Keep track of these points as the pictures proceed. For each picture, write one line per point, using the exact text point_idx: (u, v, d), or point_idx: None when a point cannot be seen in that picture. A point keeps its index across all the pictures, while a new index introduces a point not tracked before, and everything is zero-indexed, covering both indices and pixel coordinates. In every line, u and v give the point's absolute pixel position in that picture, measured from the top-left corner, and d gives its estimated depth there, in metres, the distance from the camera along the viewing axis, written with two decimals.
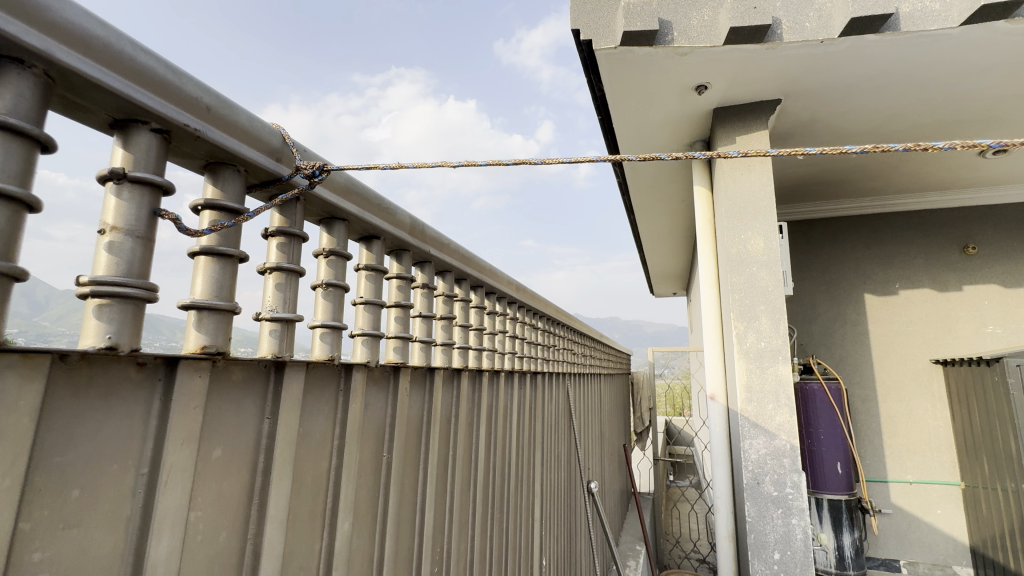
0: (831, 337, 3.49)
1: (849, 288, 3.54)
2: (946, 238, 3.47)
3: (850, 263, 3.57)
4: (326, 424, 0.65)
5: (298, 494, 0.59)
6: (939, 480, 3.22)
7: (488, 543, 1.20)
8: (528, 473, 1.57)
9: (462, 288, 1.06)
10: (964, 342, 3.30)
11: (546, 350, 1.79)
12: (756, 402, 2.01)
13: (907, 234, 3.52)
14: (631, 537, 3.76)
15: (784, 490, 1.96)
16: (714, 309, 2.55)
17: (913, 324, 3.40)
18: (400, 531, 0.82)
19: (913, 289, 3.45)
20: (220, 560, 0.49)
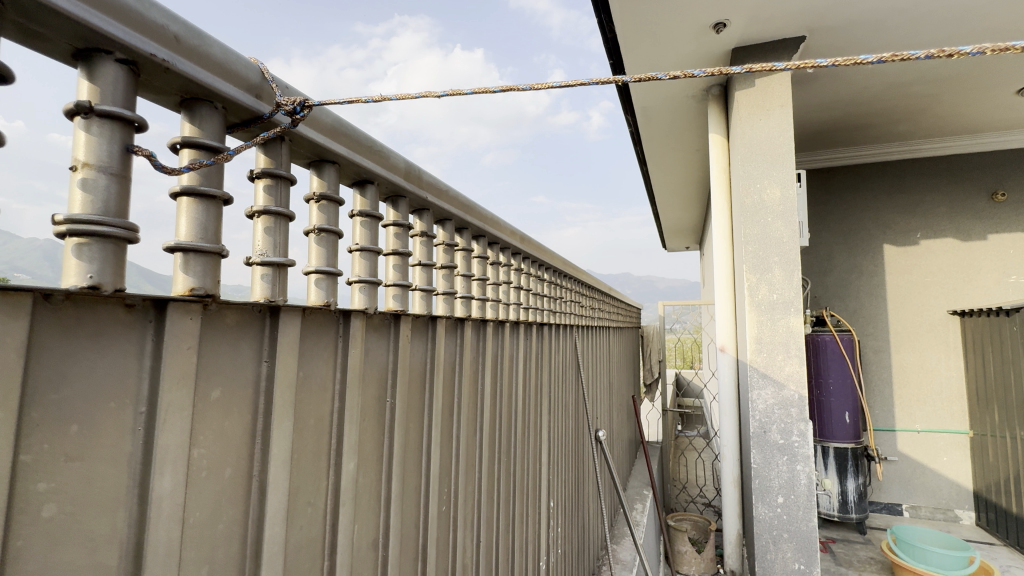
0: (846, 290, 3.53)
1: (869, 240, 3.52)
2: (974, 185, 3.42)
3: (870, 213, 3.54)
4: (326, 368, 0.65)
5: (300, 434, 0.61)
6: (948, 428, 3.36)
7: (495, 486, 1.24)
8: (535, 421, 1.60)
9: (464, 238, 1.04)
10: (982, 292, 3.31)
11: (553, 302, 1.79)
12: (766, 352, 2.01)
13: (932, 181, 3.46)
14: (638, 482, 3.92)
15: (790, 438, 1.99)
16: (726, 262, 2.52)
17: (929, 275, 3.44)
18: (407, 472, 0.85)
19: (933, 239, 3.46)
20: (228, 493, 0.51)
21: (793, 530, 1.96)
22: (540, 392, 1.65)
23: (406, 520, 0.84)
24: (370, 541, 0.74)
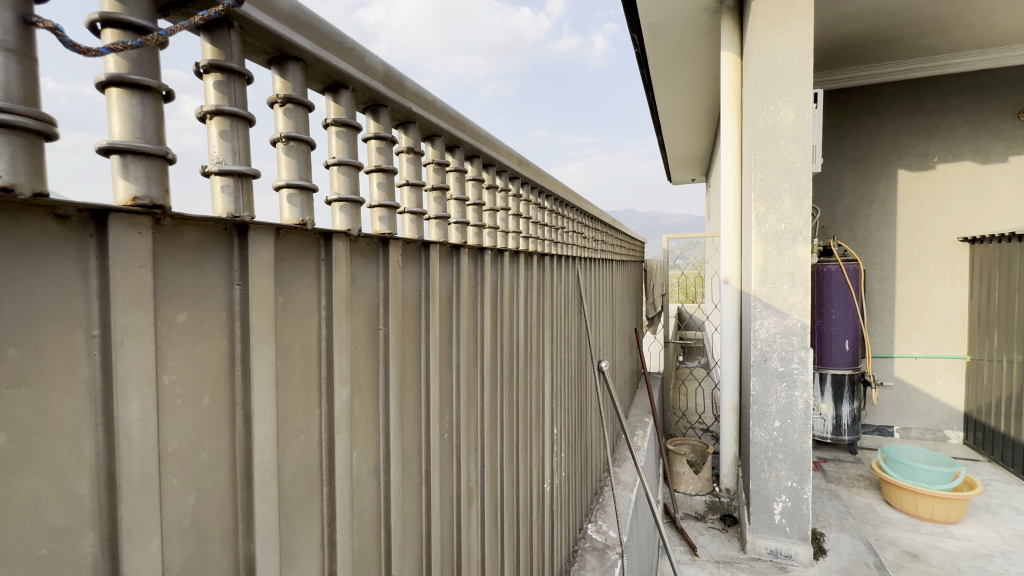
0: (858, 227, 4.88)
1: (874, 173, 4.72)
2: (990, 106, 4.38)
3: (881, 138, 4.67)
4: (309, 293, 0.61)
5: (284, 359, 0.57)
6: (942, 355, 4.96)
7: (498, 415, 1.25)
8: (538, 352, 1.61)
9: (455, 158, 0.96)
10: (994, 216, 4.63)
11: (555, 232, 1.72)
12: (769, 278, 2.67)
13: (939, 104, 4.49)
14: (639, 409, 4.05)
15: (789, 364, 2.73)
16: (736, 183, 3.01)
17: (935, 225, 4.82)
18: (406, 400, 0.83)
19: (950, 184, 4.76)
20: (209, 421, 0.48)
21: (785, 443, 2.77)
22: (542, 323, 1.63)
23: (405, 446, 0.83)
24: (372, 466, 0.74)
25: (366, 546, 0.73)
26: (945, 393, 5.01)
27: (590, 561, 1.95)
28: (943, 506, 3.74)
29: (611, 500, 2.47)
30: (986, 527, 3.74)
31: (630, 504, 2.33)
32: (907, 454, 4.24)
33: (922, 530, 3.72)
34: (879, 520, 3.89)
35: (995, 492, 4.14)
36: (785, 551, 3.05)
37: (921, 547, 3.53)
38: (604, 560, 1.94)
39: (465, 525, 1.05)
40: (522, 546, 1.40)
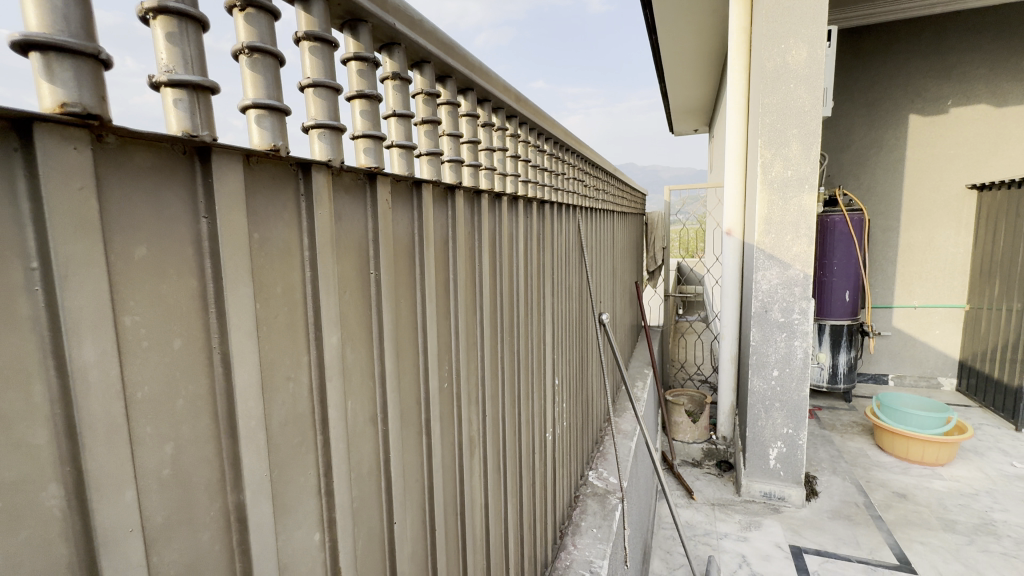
0: (861, 178, 4.97)
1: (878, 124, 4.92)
2: (983, 58, 4.62)
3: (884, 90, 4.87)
4: (289, 231, 0.56)
5: (266, 303, 0.53)
6: (941, 303, 5.04)
7: (499, 365, 1.23)
8: (539, 303, 1.58)
9: (447, 91, 0.88)
10: (1004, 161, 4.59)
11: (555, 178, 1.65)
12: (774, 231, 3.15)
13: (937, 56, 4.70)
14: (639, 361, 4.08)
15: (791, 315, 3.20)
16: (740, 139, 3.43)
17: (943, 173, 4.83)
18: (402, 348, 0.79)
19: (958, 131, 4.75)
20: (182, 366, 0.44)
21: (785, 396, 3.29)
22: (543, 272, 1.59)
23: (404, 395, 0.80)
24: (369, 415, 0.71)
25: (367, 496, 0.72)
26: (942, 341, 5.10)
27: (592, 506, 2.01)
28: (934, 449, 3.85)
29: (612, 449, 2.51)
30: (973, 468, 3.86)
31: (630, 453, 2.36)
32: (901, 400, 4.33)
33: (911, 472, 3.85)
34: (871, 463, 4.01)
35: (984, 436, 4.26)
36: (778, 493, 3.42)
37: (909, 487, 3.66)
38: (605, 505, 1.99)
39: (468, 475, 1.05)
40: (525, 493, 1.42)
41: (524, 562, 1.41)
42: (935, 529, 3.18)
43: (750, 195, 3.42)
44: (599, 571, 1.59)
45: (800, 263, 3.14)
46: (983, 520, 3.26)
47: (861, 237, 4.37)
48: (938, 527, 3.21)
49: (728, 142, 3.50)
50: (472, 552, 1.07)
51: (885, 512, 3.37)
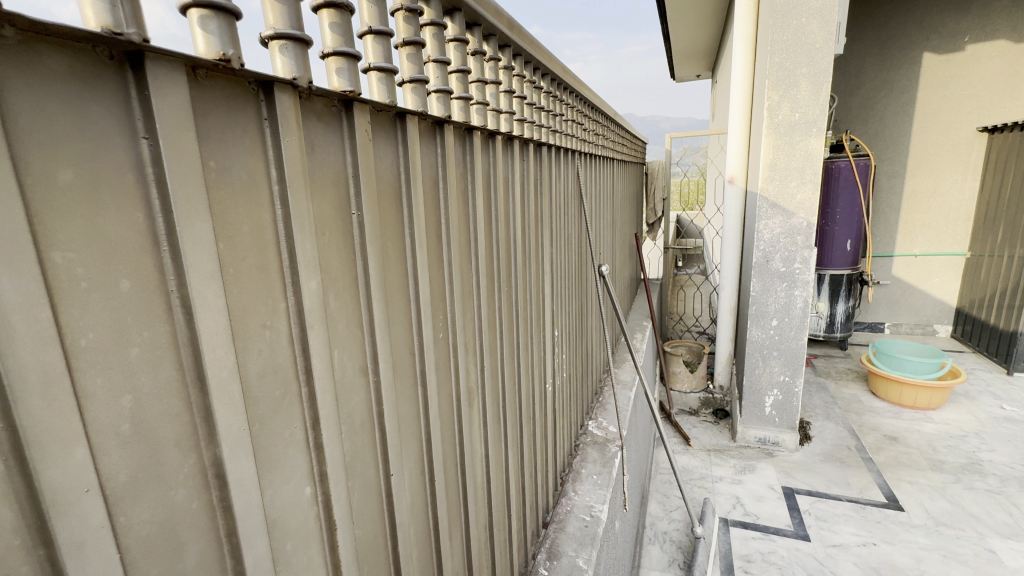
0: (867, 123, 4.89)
1: (888, 64, 4.78)
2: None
3: (897, 27, 4.70)
4: (253, 160, 0.49)
5: (230, 242, 0.47)
6: (942, 251, 5.01)
7: (497, 315, 1.19)
8: (537, 253, 1.52)
9: (431, 9, 0.78)
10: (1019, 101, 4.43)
11: (553, 119, 1.55)
12: (779, 177, 3.06)
13: None
14: (639, 314, 4.08)
15: (793, 265, 3.17)
16: (745, 80, 3.32)
17: (954, 115, 4.68)
18: (391, 295, 0.74)
19: (972, 69, 4.58)
20: (134, 310, 0.39)
21: (783, 346, 3.30)
22: (541, 220, 1.52)
23: (395, 345, 0.76)
24: (359, 365, 0.67)
25: (361, 449, 0.69)
26: (940, 289, 5.10)
27: (592, 454, 2.04)
28: (926, 393, 3.92)
29: (612, 400, 2.53)
30: (964, 411, 3.95)
31: (630, 403, 2.38)
32: (896, 347, 4.38)
33: (903, 416, 3.93)
34: (864, 408, 4.10)
35: (976, 380, 4.34)
36: (772, 438, 3.51)
37: (900, 431, 3.75)
38: (605, 453, 2.02)
39: (466, 426, 1.03)
40: (525, 443, 1.42)
41: (526, 508, 1.44)
42: (923, 470, 3.28)
43: (755, 141, 3.29)
44: (600, 514, 1.64)
45: (804, 211, 3.07)
46: (970, 459, 3.36)
47: (866, 183, 4.26)
48: (927, 467, 3.30)
49: (734, 86, 3.37)
50: (473, 501, 1.06)
51: (875, 454, 3.46)
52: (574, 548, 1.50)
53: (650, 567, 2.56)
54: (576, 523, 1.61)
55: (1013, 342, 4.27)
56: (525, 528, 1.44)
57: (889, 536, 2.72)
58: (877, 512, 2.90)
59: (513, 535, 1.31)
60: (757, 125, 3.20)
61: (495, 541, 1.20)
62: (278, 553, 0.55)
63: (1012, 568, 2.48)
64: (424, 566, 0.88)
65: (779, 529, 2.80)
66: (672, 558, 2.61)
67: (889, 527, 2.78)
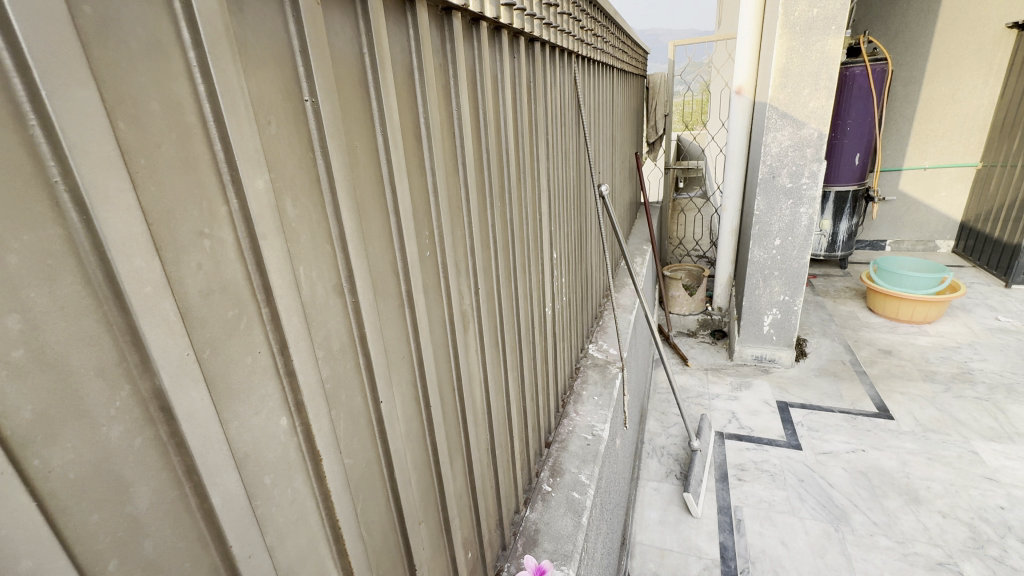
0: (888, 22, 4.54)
1: None
2: None
3: None
4: (154, 13, 0.38)
5: (134, 123, 0.37)
6: (953, 163, 4.83)
7: (491, 234, 1.09)
8: (533, 170, 1.40)
9: None
10: None
11: (548, 11, 1.36)
12: (791, 87, 2.83)
13: None
14: (638, 238, 3.98)
15: (799, 182, 3.03)
16: None
17: (981, 11, 4.34)
18: (365, 205, 0.64)
19: None
20: (6, 207, 0.31)
21: (785, 267, 3.25)
22: (537, 131, 1.39)
23: (375, 263, 0.67)
24: (333, 284, 0.59)
25: (344, 375, 0.62)
26: (947, 204, 4.97)
27: (592, 375, 2.04)
28: (924, 308, 3.93)
29: (612, 323, 2.50)
30: (958, 324, 3.98)
31: (630, 325, 2.35)
32: (898, 264, 4.34)
33: (898, 331, 3.97)
34: (860, 325, 4.12)
35: (974, 293, 4.34)
36: (769, 355, 3.56)
37: (895, 344, 3.80)
38: (605, 374, 2.02)
39: (462, 351, 0.97)
40: (525, 367, 1.38)
41: (528, 430, 1.44)
42: (914, 380, 3.35)
43: (766, 46, 3.02)
44: (602, 433, 1.65)
45: (816, 121, 2.87)
46: (962, 369, 3.44)
47: (879, 90, 4.01)
48: (919, 378, 3.37)
49: None
50: (473, 426, 1.03)
51: (869, 367, 3.53)
52: (576, 465, 1.52)
53: (649, 478, 2.68)
54: (578, 442, 1.62)
55: (1015, 255, 4.23)
56: (528, 449, 1.45)
57: (878, 442, 2.82)
58: (868, 420, 3.00)
59: (515, 456, 1.31)
60: (771, 24, 2.91)
61: (498, 462, 1.20)
62: (256, 488, 0.49)
63: (993, 467, 2.60)
64: (425, 491, 0.86)
65: (772, 440, 2.90)
66: (669, 470, 2.73)
67: (879, 435, 2.88)
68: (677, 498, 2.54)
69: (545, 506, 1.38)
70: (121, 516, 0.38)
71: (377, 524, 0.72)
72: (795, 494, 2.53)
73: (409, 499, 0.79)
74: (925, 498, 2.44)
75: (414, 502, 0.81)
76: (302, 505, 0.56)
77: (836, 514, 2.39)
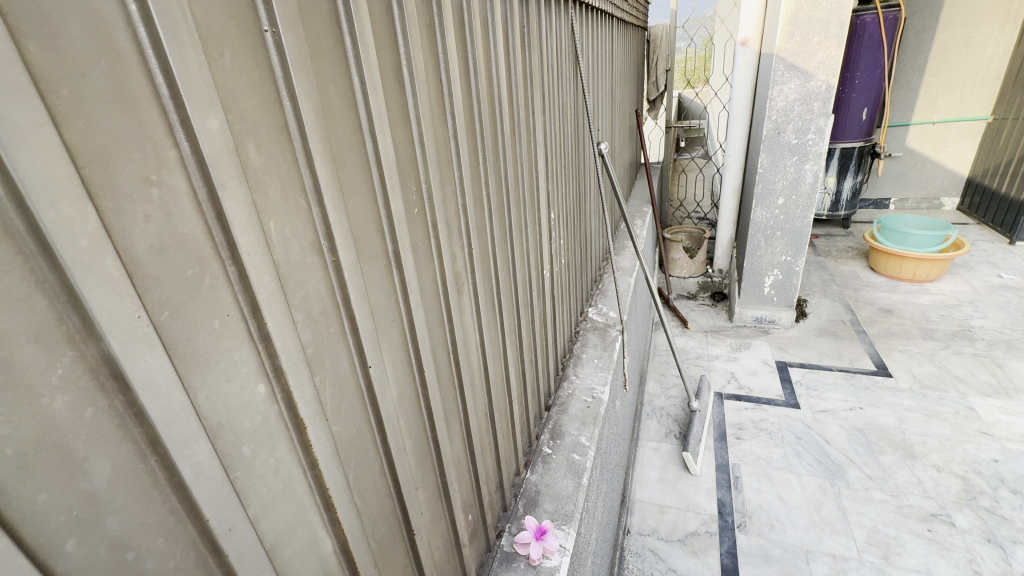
0: None
1: None
2: None
3: None
4: None
5: (52, 47, 0.31)
6: (962, 117, 4.69)
7: (484, 190, 1.04)
8: (529, 124, 1.32)
9: None
10: None
11: None
12: (800, 37, 2.70)
13: None
14: (639, 200, 3.89)
15: (805, 138, 2.93)
16: None
17: None
18: (341, 154, 0.59)
19: None
20: None
21: (788, 226, 3.18)
22: (532, 81, 1.30)
23: (356, 219, 0.62)
24: (309, 240, 0.54)
25: (327, 339, 0.59)
26: (954, 160, 4.85)
27: (592, 339, 2.01)
28: (926, 266, 3.89)
29: (612, 287, 2.46)
30: (960, 281, 3.95)
31: (630, 288, 2.32)
32: (902, 222, 4.27)
33: (899, 290, 3.94)
34: (861, 284, 4.09)
35: (977, 251, 4.28)
36: (769, 316, 3.55)
37: (896, 303, 3.78)
38: (605, 337, 2.00)
39: (456, 314, 0.93)
40: (523, 330, 1.35)
41: (528, 394, 1.42)
42: (914, 339, 3.35)
43: None
44: (601, 395, 1.65)
45: (824, 72, 2.75)
46: (962, 326, 3.42)
47: (890, 40, 3.84)
48: (918, 336, 3.37)
49: None
50: (469, 391, 1.01)
51: (869, 327, 3.52)
52: (577, 427, 1.51)
53: (649, 438, 2.71)
54: (578, 405, 1.61)
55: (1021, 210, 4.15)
56: (527, 413, 1.43)
57: (876, 400, 2.84)
58: (867, 379, 3.01)
59: (514, 419, 1.29)
60: None
61: (497, 427, 1.18)
62: (235, 459, 0.46)
63: (989, 422, 2.62)
64: (421, 457, 0.84)
65: (771, 399, 2.92)
66: (668, 430, 2.76)
67: (877, 392, 2.90)
68: (676, 457, 2.57)
69: (545, 468, 1.38)
70: (76, 492, 0.34)
71: (372, 491, 0.70)
72: (792, 451, 2.56)
73: (404, 465, 0.77)
74: (921, 453, 2.47)
75: (410, 468, 0.79)
76: (287, 474, 0.54)
77: (832, 470, 2.42)
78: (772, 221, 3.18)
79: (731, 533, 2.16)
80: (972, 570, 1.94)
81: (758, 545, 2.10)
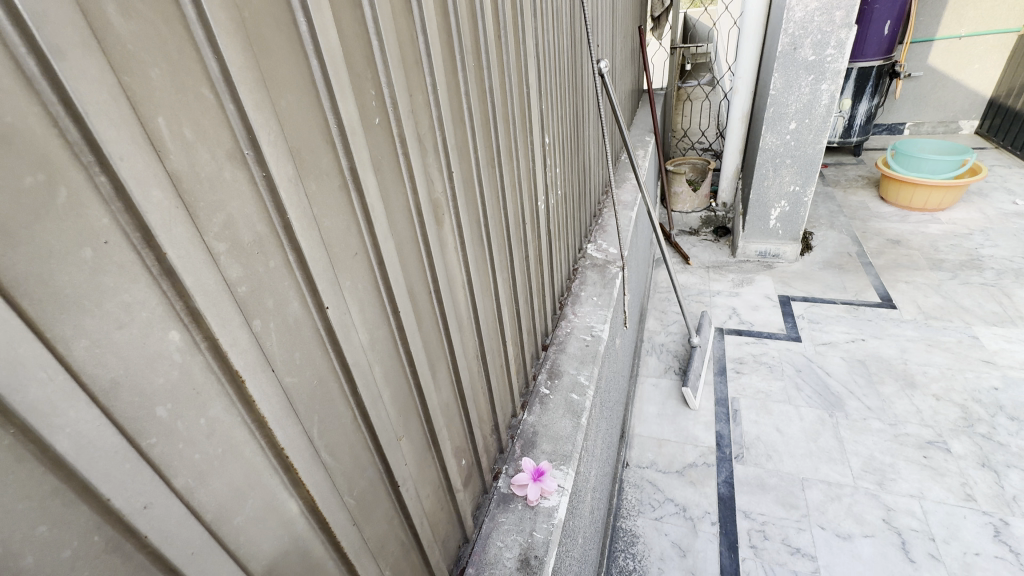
0: None
1: None
2: None
3: None
4: None
5: None
6: (991, 30, 4.34)
7: (464, 101, 0.89)
8: (517, 26, 1.13)
9: None
10: None
11: None
12: None
13: None
14: (641, 129, 3.62)
15: (824, 54, 2.68)
16: None
17: None
18: (260, 34, 0.45)
19: None
20: None
21: (799, 154, 2.99)
22: None
23: (291, 123, 0.49)
24: (225, 146, 0.42)
25: (267, 275, 0.48)
26: (978, 78, 4.53)
27: (591, 276, 1.91)
28: (939, 194, 3.72)
29: (612, 221, 2.33)
30: (973, 210, 3.79)
31: (631, 222, 2.19)
32: (918, 146, 4.04)
33: (909, 220, 3.80)
34: (870, 215, 3.94)
35: (994, 177, 4.09)
36: (773, 251, 3.44)
37: (904, 234, 3.65)
38: (605, 275, 1.90)
39: (435, 246, 0.82)
40: (517, 268, 1.25)
41: (523, 335, 1.34)
42: (921, 269, 3.25)
43: None
44: (600, 333, 1.57)
45: None
46: (971, 256, 3.31)
47: None
48: (926, 267, 3.27)
49: None
50: (456, 333, 0.92)
51: (876, 258, 3.41)
52: (576, 366, 1.45)
53: (648, 374, 2.70)
54: (577, 343, 1.55)
55: None
56: (524, 354, 1.36)
57: (878, 331, 2.79)
58: (871, 311, 2.95)
59: (509, 361, 1.22)
60: None
61: (490, 369, 1.10)
62: (146, 424, 0.37)
63: (991, 351, 2.59)
64: (403, 405, 0.76)
65: (773, 333, 2.88)
66: (669, 365, 2.73)
67: (880, 324, 2.85)
68: (676, 393, 2.56)
69: (543, 408, 1.33)
70: None
71: (345, 445, 0.62)
72: (792, 383, 2.54)
73: (381, 415, 0.69)
74: (921, 383, 2.46)
75: (389, 417, 0.72)
76: (229, 436, 0.45)
77: (832, 401, 2.42)
78: (783, 148, 2.98)
79: (728, 463, 2.18)
80: (964, 493, 1.96)
81: (755, 474, 2.12)
